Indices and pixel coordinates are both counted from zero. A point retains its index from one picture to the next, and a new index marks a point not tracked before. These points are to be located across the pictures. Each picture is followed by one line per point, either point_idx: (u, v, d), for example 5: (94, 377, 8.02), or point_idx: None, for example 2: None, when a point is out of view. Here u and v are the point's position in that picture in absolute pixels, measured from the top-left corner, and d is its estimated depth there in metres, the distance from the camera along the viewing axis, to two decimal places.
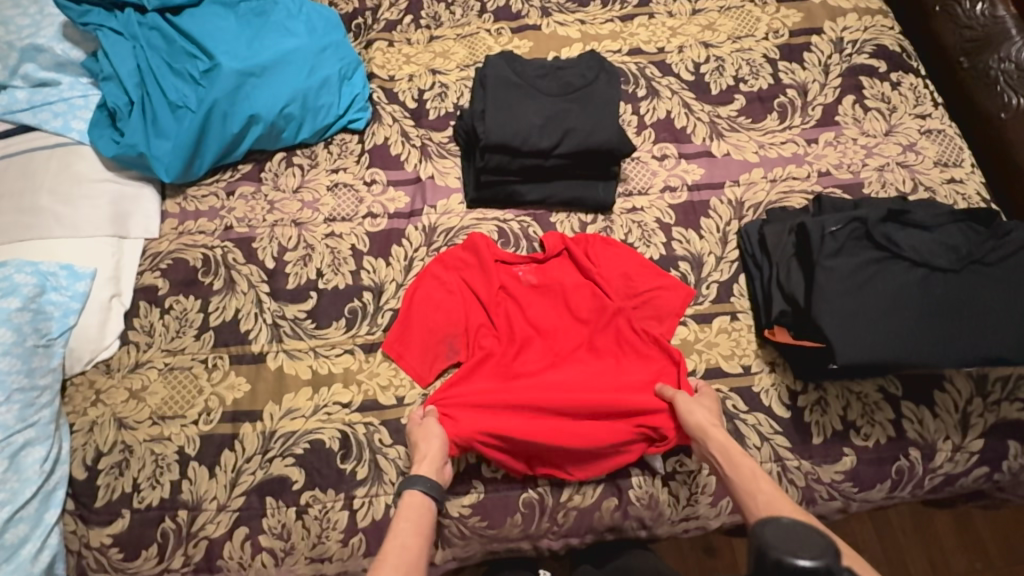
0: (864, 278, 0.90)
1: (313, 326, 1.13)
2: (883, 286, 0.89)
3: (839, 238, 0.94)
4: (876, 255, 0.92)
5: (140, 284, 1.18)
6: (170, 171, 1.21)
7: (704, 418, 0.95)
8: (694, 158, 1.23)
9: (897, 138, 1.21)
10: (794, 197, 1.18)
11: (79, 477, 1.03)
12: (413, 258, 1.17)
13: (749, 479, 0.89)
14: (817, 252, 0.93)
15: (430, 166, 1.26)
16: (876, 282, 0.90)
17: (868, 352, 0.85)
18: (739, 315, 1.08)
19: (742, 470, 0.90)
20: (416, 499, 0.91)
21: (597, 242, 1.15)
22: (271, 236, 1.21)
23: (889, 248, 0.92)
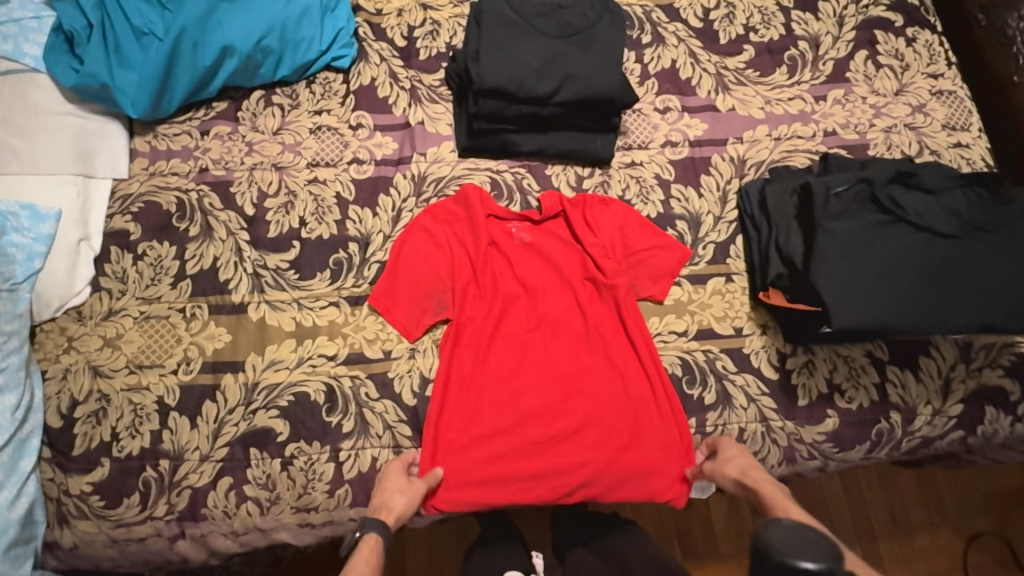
0: (865, 242, 0.88)
1: (296, 278, 1.09)
2: (884, 251, 0.87)
3: (843, 201, 0.91)
4: (879, 218, 0.90)
5: (111, 228, 1.12)
6: (137, 106, 1.12)
7: (735, 470, 0.92)
8: (697, 112, 1.17)
9: (907, 99, 1.17)
10: (798, 156, 1.14)
11: (55, 425, 1.00)
12: (402, 208, 1.12)
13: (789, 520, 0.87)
14: (819, 214, 0.91)
15: (420, 111, 1.19)
16: (877, 247, 0.88)
17: (864, 318, 0.84)
18: (733, 277, 1.07)
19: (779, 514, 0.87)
20: (375, 549, 0.86)
21: (596, 203, 1.11)
22: (250, 181, 1.14)
23: (893, 212, 0.90)
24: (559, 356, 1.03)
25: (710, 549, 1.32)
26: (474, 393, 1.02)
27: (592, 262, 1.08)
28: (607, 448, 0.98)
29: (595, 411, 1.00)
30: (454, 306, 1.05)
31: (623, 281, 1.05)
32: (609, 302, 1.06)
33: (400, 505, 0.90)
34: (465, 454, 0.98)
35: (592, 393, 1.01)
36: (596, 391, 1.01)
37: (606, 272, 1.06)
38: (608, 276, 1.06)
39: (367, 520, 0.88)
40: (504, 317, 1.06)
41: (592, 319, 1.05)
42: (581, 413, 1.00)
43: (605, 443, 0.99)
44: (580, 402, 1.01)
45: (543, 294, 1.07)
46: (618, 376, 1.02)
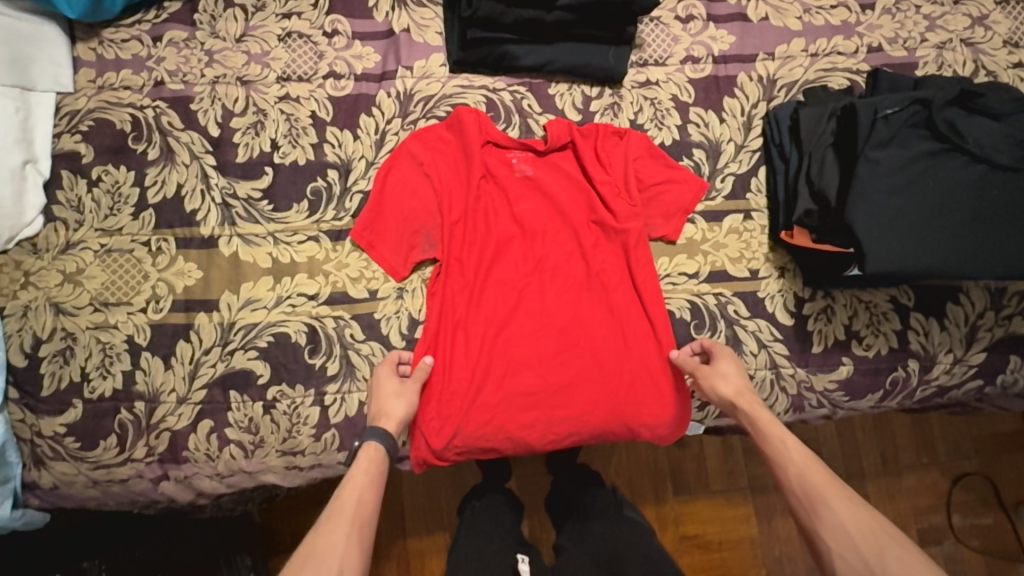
0: (913, 175, 0.78)
1: (270, 209, 0.98)
2: (934, 184, 0.77)
3: (893, 126, 0.80)
4: (932, 146, 0.79)
5: (59, 149, 1.00)
6: (74, 6, 0.97)
7: (729, 391, 0.88)
8: (725, 22, 1.02)
9: (967, 9, 1.01)
10: (836, 76, 1.00)
11: (19, 365, 0.94)
12: (387, 131, 1.00)
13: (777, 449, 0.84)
14: (863, 140, 0.80)
15: (405, 16, 1.03)
16: (926, 180, 0.77)
17: (904, 260, 0.75)
18: (752, 214, 0.97)
19: (772, 443, 0.85)
20: (375, 459, 0.85)
21: (608, 135, 0.99)
22: (212, 96, 1.01)
23: (949, 140, 0.78)
24: (555, 304, 0.95)
25: (702, 486, 1.31)
26: (463, 340, 0.94)
27: (600, 203, 0.97)
28: (599, 404, 0.93)
29: (589, 363, 0.94)
30: (438, 243, 0.96)
31: (636, 225, 0.95)
32: (617, 248, 0.97)
33: (400, 410, 0.87)
34: (451, 403, 0.93)
35: (588, 346, 0.94)
36: (591, 342, 0.94)
37: (614, 215, 0.96)
38: (615, 219, 0.96)
39: (367, 429, 0.86)
40: (497, 259, 0.97)
41: (594, 266, 0.96)
42: (575, 367, 0.94)
43: (597, 397, 0.93)
44: (574, 355, 0.94)
45: (542, 236, 0.97)
46: (617, 327, 0.95)
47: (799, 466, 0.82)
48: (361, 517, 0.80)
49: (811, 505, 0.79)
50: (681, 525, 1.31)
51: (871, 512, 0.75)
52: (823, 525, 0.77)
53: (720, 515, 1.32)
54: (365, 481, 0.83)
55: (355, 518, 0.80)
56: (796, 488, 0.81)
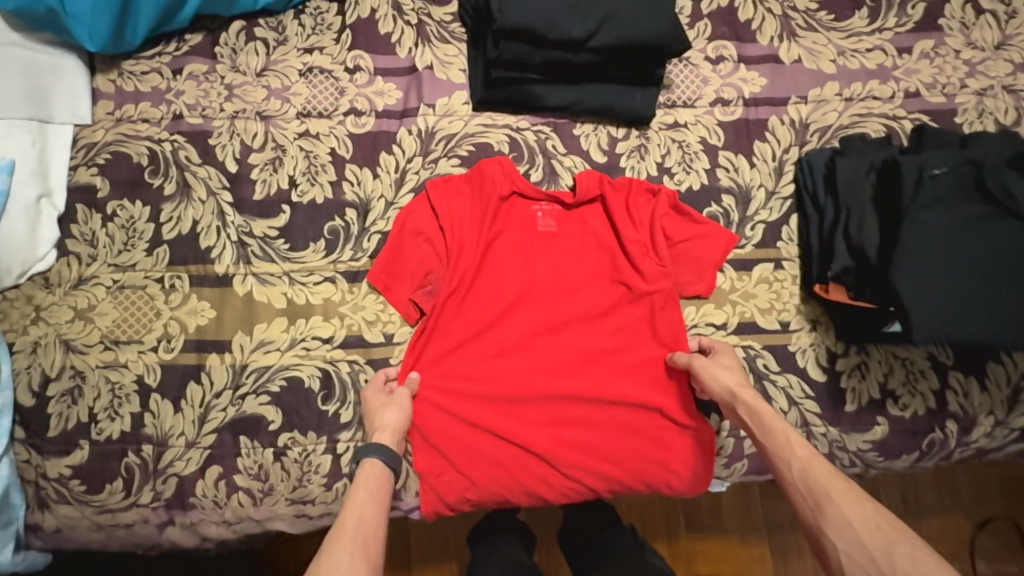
0: (963, 240, 0.74)
1: (287, 248, 0.96)
2: (987, 250, 0.73)
3: (940, 187, 0.76)
4: (982, 210, 0.75)
5: (75, 182, 0.98)
6: (95, 39, 0.94)
7: (732, 380, 0.83)
8: (756, 63, 1.00)
9: (1010, 54, 0.97)
10: (871, 121, 0.97)
11: (27, 404, 0.92)
12: (407, 169, 0.98)
13: (783, 446, 0.77)
14: (908, 198, 0.76)
15: (429, 53, 1.01)
16: (977, 245, 0.73)
17: (952, 333, 0.71)
18: (783, 264, 0.94)
19: (776, 435, 0.78)
20: (372, 475, 0.81)
21: (635, 191, 0.95)
22: (231, 131, 0.99)
23: (1002, 204, 0.74)
24: (575, 364, 0.92)
25: (716, 524, 1.27)
26: (477, 395, 0.90)
27: (626, 262, 0.94)
28: (616, 465, 0.89)
29: (610, 427, 0.90)
30: (453, 298, 0.92)
31: (663, 286, 0.92)
32: (643, 307, 0.93)
33: (393, 420, 0.84)
34: (463, 458, 0.89)
35: (607, 406, 0.91)
36: (612, 403, 0.91)
37: (639, 274, 0.93)
38: (641, 278, 0.93)
39: (366, 446, 0.82)
40: (515, 314, 0.93)
41: (617, 325, 0.93)
42: (593, 427, 0.90)
43: (614, 459, 0.89)
44: (592, 414, 0.91)
45: (563, 292, 0.93)
46: (640, 391, 0.91)
47: (804, 460, 0.76)
48: (365, 532, 0.74)
49: (816, 503, 0.72)
50: (695, 564, 1.25)
51: (884, 514, 0.68)
52: (828, 524, 0.70)
53: (734, 555, 1.26)
54: (364, 497, 0.78)
55: (358, 532, 0.74)
56: (799, 484, 0.75)
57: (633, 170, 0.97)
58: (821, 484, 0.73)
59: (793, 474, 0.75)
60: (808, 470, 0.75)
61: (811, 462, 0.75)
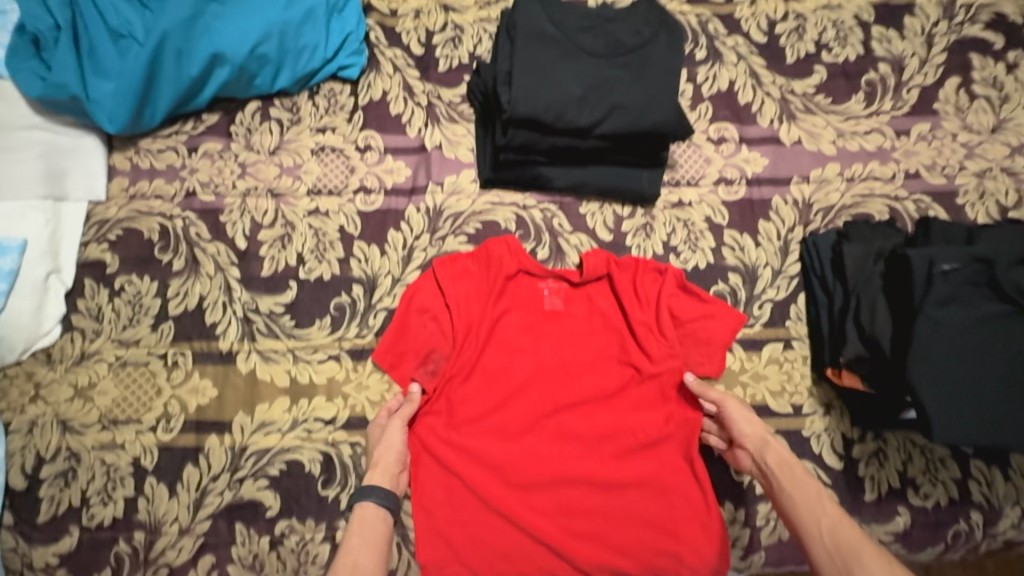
0: (979, 339, 0.74)
1: (292, 325, 0.95)
2: (1004, 353, 0.73)
3: (953, 282, 0.75)
4: (998, 309, 0.75)
5: (85, 258, 0.99)
6: (114, 121, 0.97)
7: (760, 430, 0.83)
8: (757, 144, 1.02)
9: (1006, 137, 1.00)
10: (874, 202, 0.98)
11: (18, 487, 0.89)
12: (414, 247, 0.99)
13: (813, 499, 0.75)
14: (919, 296, 0.75)
15: (438, 133, 1.04)
16: (995, 345, 0.74)
17: (972, 436, 0.71)
18: (793, 344, 0.93)
19: (807, 488, 0.76)
20: (368, 519, 0.79)
21: (643, 270, 0.95)
22: (242, 209, 1.00)
23: (1015, 302, 0.74)
24: (583, 447, 0.89)
25: None
26: (481, 481, 0.87)
27: (634, 342, 0.93)
28: (626, 558, 0.85)
29: (620, 515, 0.87)
30: (459, 379, 0.91)
31: (672, 367, 0.91)
32: (652, 388, 0.91)
33: (385, 456, 0.84)
34: (465, 550, 0.85)
35: (616, 493, 0.88)
36: (621, 489, 0.88)
37: (647, 355, 0.92)
38: (649, 360, 0.92)
39: (361, 488, 0.81)
40: (520, 395, 0.91)
41: (626, 406, 0.91)
42: (601, 516, 0.87)
43: (624, 551, 0.85)
44: (600, 501, 0.87)
45: (571, 374, 0.92)
46: (651, 478, 0.88)
47: (833, 518, 0.73)
48: None
49: (847, 564, 0.69)
50: None
51: None
52: None
53: None
54: (358, 543, 0.76)
55: None
56: (826, 540, 0.72)
57: (639, 249, 0.98)
58: (853, 546, 0.70)
59: (821, 529, 0.72)
60: (836, 529, 0.72)
61: (841, 521, 0.73)
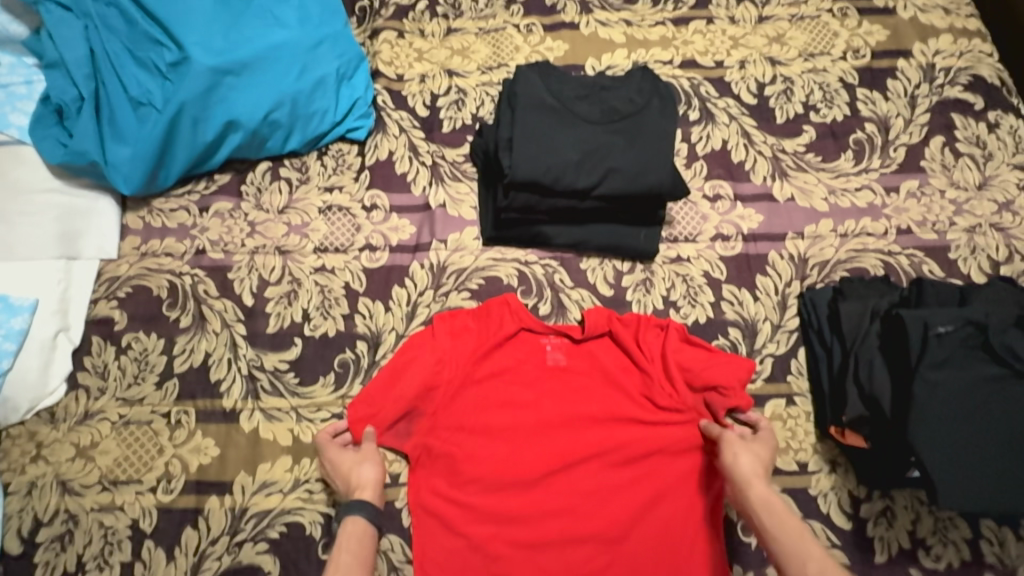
0: (978, 402, 0.75)
1: (296, 383, 0.96)
2: (1004, 415, 0.74)
3: (947, 346, 0.77)
4: (994, 371, 0.76)
5: (94, 315, 1.00)
6: (130, 183, 1.00)
7: (757, 468, 0.84)
8: (751, 200, 1.05)
9: (992, 194, 1.03)
10: (868, 257, 1.00)
11: (14, 551, 0.88)
12: (418, 303, 1.00)
13: (801, 540, 0.76)
14: (915, 359, 0.77)
15: (442, 192, 1.07)
16: (994, 406, 0.74)
17: (976, 502, 0.71)
18: (795, 399, 0.93)
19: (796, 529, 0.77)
20: (359, 535, 0.82)
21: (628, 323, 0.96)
22: (250, 266, 1.03)
23: (1011, 365, 0.75)
24: (588, 505, 0.88)
25: None
26: (484, 542, 0.86)
27: (636, 397, 0.93)
28: None
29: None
30: (461, 435, 0.91)
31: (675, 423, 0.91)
32: (657, 445, 0.91)
33: (368, 477, 0.87)
34: None
35: (622, 553, 0.86)
36: (627, 550, 0.86)
37: (649, 409, 0.93)
38: (650, 414, 0.92)
39: (349, 505, 0.84)
40: (523, 453, 0.90)
41: (630, 463, 0.90)
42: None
43: None
44: (606, 563, 0.86)
45: (574, 430, 0.92)
46: (658, 535, 0.87)
47: (820, 562, 0.74)
48: None
49: None
50: None
51: None
52: None
53: None
54: (349, 560, 0.79)
55: None
56: None
57: (639, 304, 1.00)
58: None
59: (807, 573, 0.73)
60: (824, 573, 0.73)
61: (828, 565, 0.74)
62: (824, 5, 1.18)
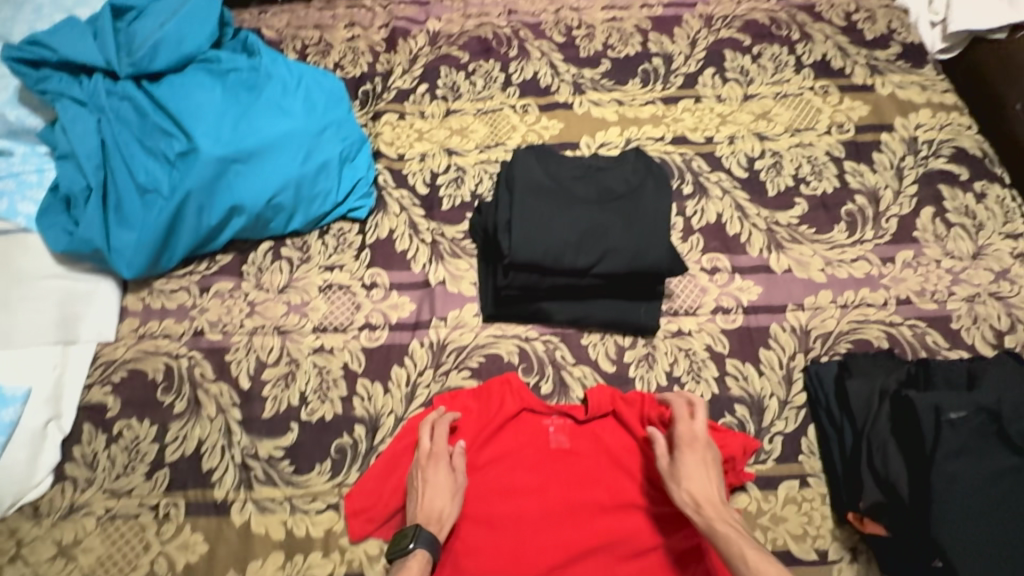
0: (996, 492, 0.75)
1: (291, 471, 0.93)
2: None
3: (961, 431, 0.78)
4: (1009, 461, 0.77)
5: (86, 401, 0.98)
6: (132, 267, 1.01)
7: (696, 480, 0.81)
8: (749, 272, 1.06)
9: (988, 263, 1.04)
10: (870, 328, 1.00)
11: None
12: (418, 383, 0.99)
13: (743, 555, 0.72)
14: (930, 447, 0.78)
15: (441, 269, 1.08)
16: (1014, 498, 0.75)
17: None
18: (809, 480, 0.90)
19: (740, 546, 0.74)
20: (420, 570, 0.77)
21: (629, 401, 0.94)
22: (248, 348, 1.02)
23: None
24: None
25: None
26: None
27: (643, 482, 0.90)
28: None
29: None
30: (463, 527, 0.87)
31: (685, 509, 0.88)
32: (667, 533, 0.87)
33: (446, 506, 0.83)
34: None
35: None
36: None
37: (655, 496, 0.89)
38: (657, 501, 0.88)
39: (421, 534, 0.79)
40: (527, 545, 0.86)
41: (640, 554, 0.86)
42: None
43: None
44: None
45: (579, 519, 0.88)
46: None
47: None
48: None
49: None
50: None
51: None
52: None
53: None
54: None
55: None
56: None
57: (643, 380, 0.98)
58: None
59: None
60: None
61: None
62: (805, 83, 1.24)
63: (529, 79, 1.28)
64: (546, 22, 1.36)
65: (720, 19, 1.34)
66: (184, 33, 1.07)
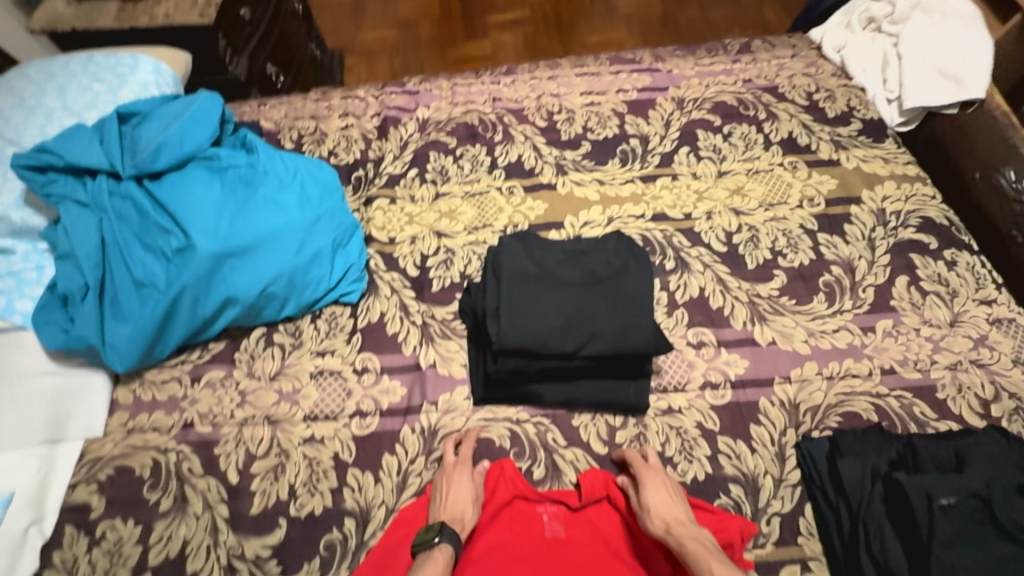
0: None
1: (278, 572, 0.91)
2: None
3: (954, 519, 0.82)
4: (1004, 548, 0.80)
5: (71, 501, 0.96)
6: (124, 361, 1.01)
7: (660, 501, 0.87)
8: (735, 346, 1.07)
9: (966, 330, 1.06)
10: (857, 400, 1.01)
11: None
12: (409, 471, 0.98)
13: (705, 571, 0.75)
14: (926, 535, 0.81)
15: (432, 351, 1.09)
16: None
17: None
18: (810, 564, 0.88)
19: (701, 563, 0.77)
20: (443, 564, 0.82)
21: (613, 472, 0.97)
22: (238, 440, 1.01)
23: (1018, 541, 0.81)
24: None
25: None
26: None
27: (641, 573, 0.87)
28: None
29: None
30: None
31: None
32: None
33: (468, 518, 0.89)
34: None
35: None
36: None
37: None
38: None
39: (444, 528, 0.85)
40: None
41: None
42: None
43: None
44: None
45: None
46: None
47: None
48: None
49: None
50: None
51: None
52: None
53: None
54: None
55: None
56: None
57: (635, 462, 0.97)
58: None
59: None
60: None
61: None
62: (775, 160, 1.31)
63: (514, 162, 1.35)
64: (528, 108, 1.45)
65: (691, 101, 1.43)
66: (186, 134, 1.13)
